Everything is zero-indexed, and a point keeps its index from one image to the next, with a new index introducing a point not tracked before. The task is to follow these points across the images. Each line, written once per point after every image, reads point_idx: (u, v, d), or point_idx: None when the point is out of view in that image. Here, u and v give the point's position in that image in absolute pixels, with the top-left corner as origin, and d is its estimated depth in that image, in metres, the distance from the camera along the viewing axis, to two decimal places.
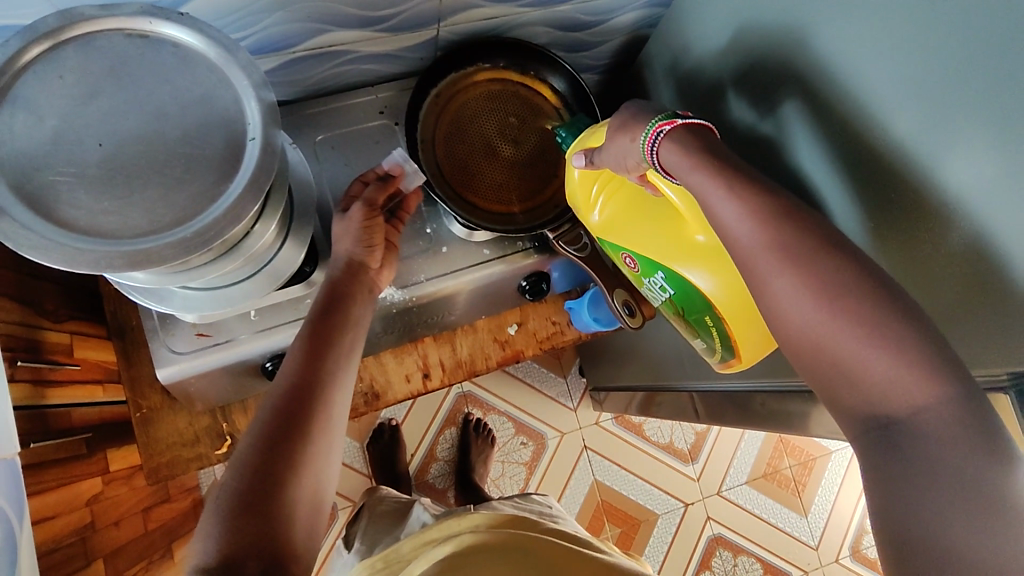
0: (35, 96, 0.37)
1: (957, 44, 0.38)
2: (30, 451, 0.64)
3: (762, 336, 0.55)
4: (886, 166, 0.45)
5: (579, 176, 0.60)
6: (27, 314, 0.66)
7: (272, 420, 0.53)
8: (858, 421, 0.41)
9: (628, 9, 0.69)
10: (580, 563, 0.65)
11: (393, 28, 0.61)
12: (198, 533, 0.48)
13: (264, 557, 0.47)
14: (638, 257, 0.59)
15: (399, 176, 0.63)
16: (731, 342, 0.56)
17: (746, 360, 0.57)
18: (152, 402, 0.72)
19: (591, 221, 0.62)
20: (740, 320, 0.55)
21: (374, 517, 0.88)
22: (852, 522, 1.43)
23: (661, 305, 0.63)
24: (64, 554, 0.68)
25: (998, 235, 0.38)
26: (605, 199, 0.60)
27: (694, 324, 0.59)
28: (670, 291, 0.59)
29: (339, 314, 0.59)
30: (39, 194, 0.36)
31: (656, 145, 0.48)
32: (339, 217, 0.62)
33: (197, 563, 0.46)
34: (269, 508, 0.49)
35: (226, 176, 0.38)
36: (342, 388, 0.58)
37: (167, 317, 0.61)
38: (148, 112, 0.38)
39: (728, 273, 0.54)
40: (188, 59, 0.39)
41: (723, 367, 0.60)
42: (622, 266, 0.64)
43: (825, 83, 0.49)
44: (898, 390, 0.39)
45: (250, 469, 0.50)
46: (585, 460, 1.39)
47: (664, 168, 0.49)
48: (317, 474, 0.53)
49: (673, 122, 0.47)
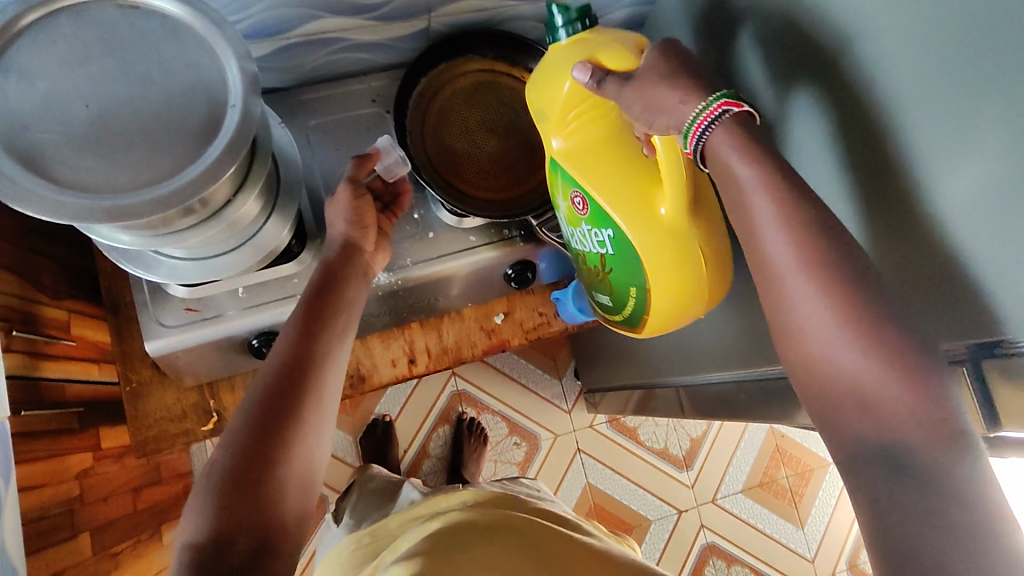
0: (27, 60, 0.39)
1: (917, 28, 0.39)
2: (21, 419, 0.65)
3: (671, 317, 0.60)
4: (854, 153, 0.46)
5: (568, 90, 0.55)
6: (25, 288, 0.68)
7: (263, 400, 0.53)
8: (857, 450, 0.40)
9: (615, 6, 0.71)
10: (578, 543, 0.64)
11: (384, 16, 0.63)
12: (188, 509, 0.50)
13: (253, 535, 0.49)
14: (590, 202, 0.56)
15: (378, 158, 0.65)
16: (643, 314, 0.61)
17: (642, 332, 0.64)
18: (142, 376, 0.73)
19: (551, 144, 0.57)
20: (661, 295, 0.58)
21: (364, 493, 0.89)
22: (849, 536, 1.42)
23: (586, 253, 0.62)
24: (51, 523, 0.69)
25: (954, 216, 0.39)
26: (580, 126, 0.55)
27: (614, 287, 0.62)
28: (608, 248, 0.58)
29: (334, 295, 0.60)
30: (28, 151, 0.38)
31: (709, 125, 0.44)
32: (329, 201, 0.64)
33: (189, 540, 0.48)
34: (258, 489, 0.50)
35: (206, 140, 0.40)
36: (335, 369, 0.58)
37: (157, 291, 0.63)
38: (134, 77, 0.40)
39: (673, 260, 0.56)
40: (175, 28, 0.41)
41: (618, 324, 0.68)
42: (561, 201, 0.60)
43: (803, 74, 0.50)
44: (861, 371, 0.39)
45: (240, 450, 0.51)
46: (579, 463, 1.39)
47: (703, 154, 0.46)
48: (308, 454, 0.54)
49: (741, 105, 0.44)
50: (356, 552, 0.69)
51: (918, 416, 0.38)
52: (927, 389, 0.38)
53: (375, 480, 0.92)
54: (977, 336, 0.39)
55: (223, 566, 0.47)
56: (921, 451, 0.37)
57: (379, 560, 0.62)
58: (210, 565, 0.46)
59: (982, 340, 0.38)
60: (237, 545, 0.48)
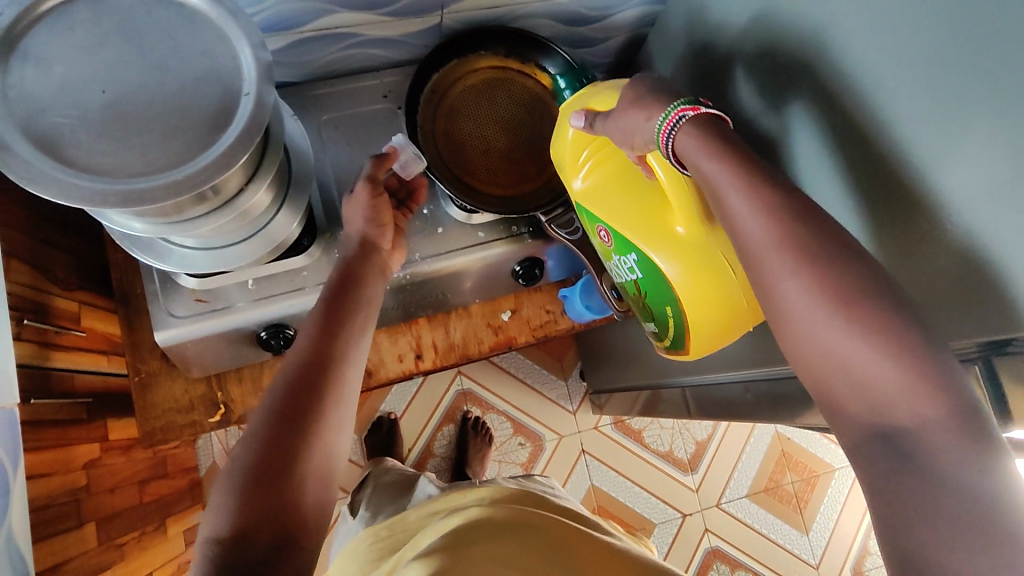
0: (46, 46, 0.40)
1: (934, 22, 0.39)
2: (30, 407, 0.66)
3: (714, 337, 0.57)
4: (868, 150, 0.46)
5: (573, 137, 0.62)
6: (37, 278, 0.69)
7: (283, 393, 0.52)
8: (857, 431, 0.39)
9: (628, 5, 0.71)
10: (593, 541, 0.63)
11: (398, 12, 0.63)
12: (209, 506, 0.48)
13: (274, 529, 0.46)
14: (612, 232, 0.60)
15: (394, 157, 0.65)
16: (685, 334, 0.58)
17: (693, 353, 0.60)
18: (151, 367, 0.74)
19: (573, 186, 0.63)
20: (696, 314, 0.56)
21: (379, 487, 0.90)
22: (854, 543, 1.40)
23: (624, 282, 0.64)
24: (58, 512, 0.70)
25: (971, 211, 0.38)
26: (592, 165, 0.61)
27: (654, 311, 0.61)
28: (637, 273, 0.60)
29: (352, 292, 0.60)
30: (44, 134, 0.38)
31: (674, 129, 0.47)
32: (348, 198, 0.65)
33: (210, 534, 0.46)
34: (280, 482, 0.48)
35: (218, 128, 0.40)
36: (354, 364, 0.57)
37: (167, 282, 0.64)
38: (150, 64, 0.40)
39: (700, 273, 0.54)
40: (192, 17, 0.42)
41: (666, 351, 0.64)
42: (594, 238, 0.65)
43: (817, 71, 0.50)
44: (853, 352, 0.39)
45: (262, 442, 0.49)
46: (583, 464, 1.39)
47: (678, 157, 0.48)
48: (329, 449, 0.52)
49: (696, 108, 0.47)
50: (375, 545, 0.69)
51: (911, 394, 0.37)
52: (948, 389, 0.37)
53: (390, 472, 0.93)
54: (991, 333, 0.38)
55: (245, 560, 0.44)
56: (928, 440, 0.37)
57: (399, 555, 0.62)
58: (230, 559, 0.44)
59: (990, 339, 0.38)
60: (259, 540, 0.45)
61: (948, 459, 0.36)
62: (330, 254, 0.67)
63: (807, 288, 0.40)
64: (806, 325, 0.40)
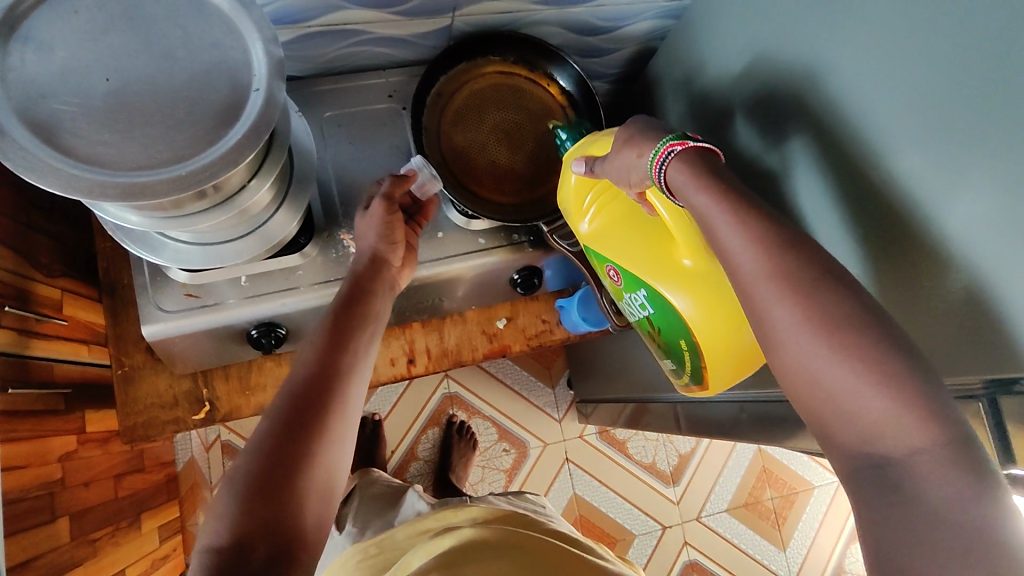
0: (47, 29, 0.38)
1: (950, 57, 0.39)
2: (7, 397, 0.64)
3: (727, 371, 0.57)
4: (873, 180, 0.46)
5: (575, 182, 0.62)
6: (20, 263, 0.66)
7: (288, 403, 0.51)
8: (853, 467, 0.39)
9: (639, 18, 0.70)
10: (579, 564, 0.62)
11: (408, 12, 0.62)
12: (208, 515, 0.46)
13: (273, 540, 0.44)
14: (621, 271, 0.60)
15: (413, 178, 0.64)
16: (703, 370, 0.58)
17: (711, 390, 0.60)
18: (135, 361, 0.72)
19: (579, 230, 0.63)
20: (712, 349, 0.56)
21: (365, 500, 0.88)
22: (830, 561, 1.41)
23: (638, 321, 0.64)
24: (31, 505, 0.67)
25: (977, 246, 0.39)
26: (596, 210, 0.61)
27: (669, 348, 0.61)
28: (649, 309, 0.60)
29: (361, 306, 0.60)
30: (42, 121, 0.37)
31: (664, 165, 0.48)
32: (363, 212, 0.64)
33: (209, 543, 0.44)
34: (284, 493, 0.46)
35: (226, 122, 0.39)
36: (360, 379, 0.56)
37: (157, 275, 0.62)
38: (157, 54, 0.39)
39: (714, 306, 0.54)
40: (203, 8, 0.40)
41: (688, 388, 0.63)
42: (604, 278, 0.65)
43: (823, 98, 0.50)
44: (854, 394, 0.38)
45: (266, 450, 0.47)
46: (566, 473, 1.38)
47: (669, 188, 0.49)
48: (333, 460, 0.51)
49: (685, 143, 0.48)
50: (362, 563, 0.68)
51: (896, 425, 0.37)
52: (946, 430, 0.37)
53: (376, 485, 0.92)
54: (996, 370, 0.38)
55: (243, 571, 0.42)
56: (925, 481, 0.36)
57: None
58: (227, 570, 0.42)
59: (999, 376, 0.38)
60: (257, 550, 0.43)
61: (941, 480, 0.35)
62: (327, 254, 0.66)
63: (817, 314, 0.39)
64: (801, 358, 0.40)
